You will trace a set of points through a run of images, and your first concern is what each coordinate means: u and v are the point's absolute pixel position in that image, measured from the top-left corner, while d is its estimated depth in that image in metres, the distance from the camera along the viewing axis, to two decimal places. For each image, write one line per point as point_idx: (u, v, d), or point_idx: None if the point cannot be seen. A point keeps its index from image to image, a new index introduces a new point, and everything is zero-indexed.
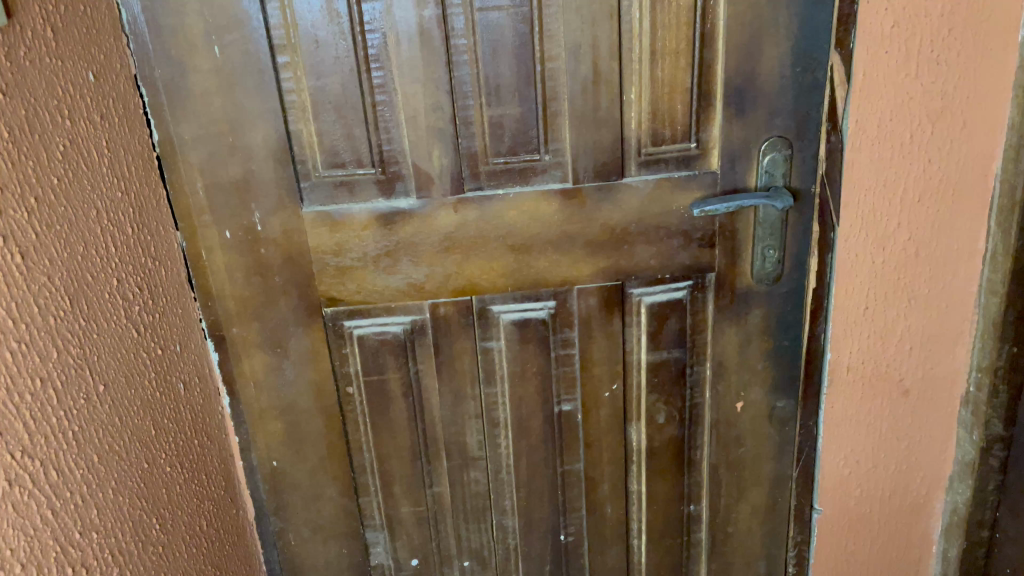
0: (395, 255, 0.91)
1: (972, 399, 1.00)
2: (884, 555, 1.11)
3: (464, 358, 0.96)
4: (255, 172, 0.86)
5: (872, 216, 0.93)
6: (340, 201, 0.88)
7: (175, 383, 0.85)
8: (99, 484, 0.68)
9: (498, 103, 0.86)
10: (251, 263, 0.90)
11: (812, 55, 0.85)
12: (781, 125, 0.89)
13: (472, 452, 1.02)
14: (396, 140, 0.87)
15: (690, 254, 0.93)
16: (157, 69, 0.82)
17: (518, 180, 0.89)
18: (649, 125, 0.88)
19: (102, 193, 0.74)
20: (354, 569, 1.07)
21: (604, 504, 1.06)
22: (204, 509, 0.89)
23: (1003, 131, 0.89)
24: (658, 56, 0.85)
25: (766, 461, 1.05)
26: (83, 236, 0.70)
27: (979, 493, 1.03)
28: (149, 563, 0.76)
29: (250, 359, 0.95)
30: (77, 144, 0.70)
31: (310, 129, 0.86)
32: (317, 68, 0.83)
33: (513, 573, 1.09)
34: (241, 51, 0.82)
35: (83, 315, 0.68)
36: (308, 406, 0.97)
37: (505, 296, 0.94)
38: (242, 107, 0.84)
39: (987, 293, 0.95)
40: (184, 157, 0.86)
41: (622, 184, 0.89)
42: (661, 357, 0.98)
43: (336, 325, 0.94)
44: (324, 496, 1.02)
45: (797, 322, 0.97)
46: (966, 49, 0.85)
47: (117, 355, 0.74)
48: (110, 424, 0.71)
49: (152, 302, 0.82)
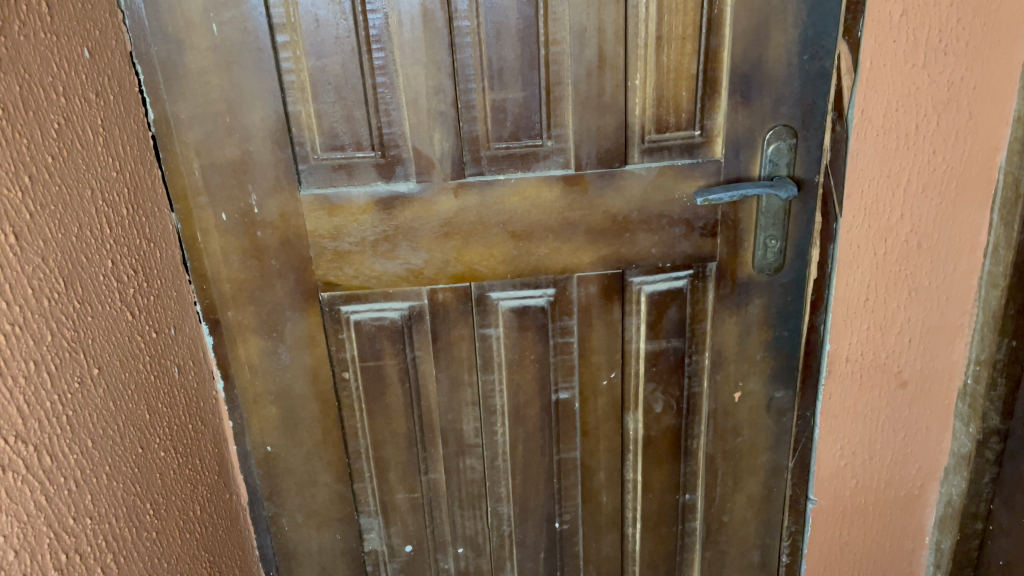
0: (393, 239, 0.89)
1: (969, 392, 1.00)
2: (876, 546, 1.12)
3: (463, 344, 0.96)
4: (253, 153, 0.85)
5: (875, 207, 0.92)
6: (339, 184, 0.87)
7: (169, 367, 0.84)
8: (93, 469, 0.68)
9: (501, 87, 0.85)
10: (248, 245, 0.89)
11: (819, 43, 0.85)
12: (786, 113, 0.88)
13: (468, 439, 1.01)
14: (396, 123, 0.85)
15: (691, 243, 0.93)
16: (153, 46, 0.80)
17: (519, 166, 0.88)
18: (653, 112, 0.87)
19: (97, 173, 0.72)
20: (346, 555, 1.06)
21: (600, 492, 1.06)
22: (198, 495, 0.88)
23: (1009, 123, 0.88)
24: (663, 41, 0.84)
25: (762, 451, 1.05)
26: (78, 216, 0.68)
27: (974, 486, 1.03)
28: (143, 549, 0.75)
29: (245, 344, 0.94)
30: (72, 121, 0.68)
31: (309, 110, 0.84)
32: (317, 47, 0.82)
33: (507, 560, 1.09)
34: (239, 29, 0.80)
35: (77, 297, 0.67)
36: (304, 392, 0.96)
37: (505, 283, 0.93)
38: (240, 86, 0.82)
39: (987, 286, 0.95)
40: (180, 137, 0.84)
41: (624, 171, 0.89)
42: (660, 346, 0.98)
43: (332, 309, 0.93)
44: (319, 482, 1.01)
45: (798, 312, 0.97)
46: (974, 40, 0.85)
47: (111, 338, 0.72)
48: (104, 408, 0.70)
49: (146, 284, 0.80)
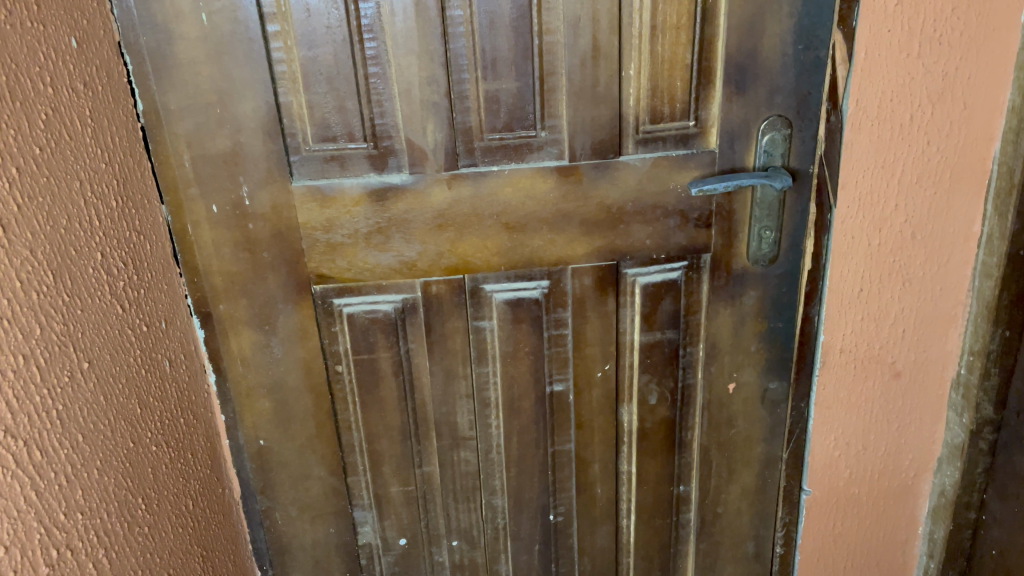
0: (386, 232, 0.89)
1: (963, 382, 1.01)
2: (870, 537, 1.12)
3: (457, 337, 0.95)
4: (244, 145, 0.84)
5: (869, 198, 0.92)
6: (331, 175, 0.86)
7: (160, 361, 0.83)
8: (84, 464, 0.67)
9: (494, 77, 0.84)
10: (239, 238, 0.88)
11: (814, 33, 0.84)
12: (781, 103, 0.87)
13: (462, 432, 1.01)
14: (389, 114, 0.85)
15: (686, 234, 0.92)
16: (142, 37, 0.79)
17: (513, 157, 0.88)
18: (648, 103, 0.87)
19: (85, 164, 0.71)
20: (340, 549, 1.06)
21: (595, 484, 1.06)
22: (190, 489, 0.88)
23: (1003, 113, 0.88)
24: (658, 31, 0.84)
25: (756, 443, 1.05)
26: (66, 209, 0.68)
27: (967, 476, 1.03)
28: (136, 544, 0.74)
29: (237, 336, 0.93)
30: (59, 112, 0.67)
31: (301, 101, 0.84)
32: (308, 37, 0.81)
33: (502, 553, 1.09)
34: (229, 19, 0.79)
35: (67, 290, 0.67)
36: (297, 385, 0.96)
37: (498, 275, 0.92)
38: (231, 77, 0.81)
39: (982, 277, 0.95)
40: (170, 128, 0.83)
41: (619, 162, 0.88)
42: (654, 338, 0.97)
43: (325, 302, 0.92)
44: (313, 476, 1.01)
45: (792, 303, 0.97)
46: (968, 31, 0.84)
47: (101, 331, 0.72)
48: (94, 403, 0.69)
49: (136, 277, 0.80)
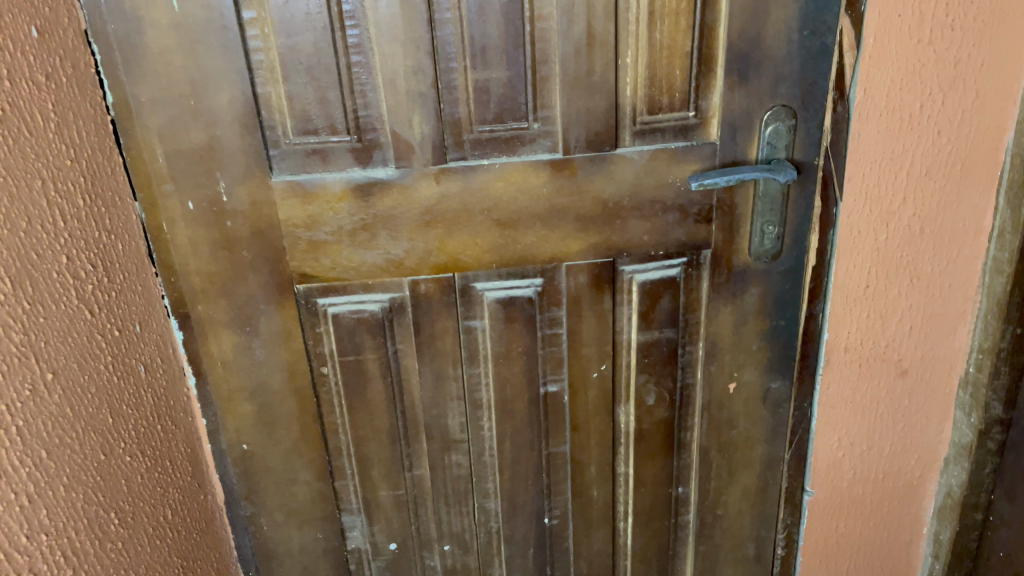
0: (372, 229, 0.84)
1: (972, 380, 0.98)
2: (874, 536, 1.10)
3: (447, 337, 0.91)
4: (220, 139, 0.79)
5: (876, 190, 0.89)
6: (313, 170, 0.82)
7: (134, 366, 0.79)
8: (48, 481, 0.63)
9: (484, 65, 0.80)
10: (217, 236, 0.84)
11: (821, 18, 0.80)
12: (785, 93, 0.84)
13: (454, 434, 0.97)
14: (373, 105, 0.80)
15: (686, 229, 0.89)
16: (109, 24, 0.74)
17: (504, 149, 0.83)
18: (645, 93, 0.83)
19: (48, 161, 0.67)
20: (329, 555, 1.02)
21: (591, 486, 1.02)
22: (169, 499, 0.84)
23: (1017, 102, 0.85)
24: (657, 16, 0.80)
25: (758, 443, 1.02)
26: (26, 210, 0.63)
27: (975, 476, 1.00)
28: (108, 562, 0.70)
29: (217, 338, 0.89)
30: (18, 106, 0.63)
31: (280, 92, 0.79)
32: (286, 25, 0.76)
33: (496, 557, 1.06)
34: (202, 5, 0.74)
35: (28, 298, 0.62)
36: (281, 389, 0.92)
37: (490, 274, 0.88)
38: (205, 66, 0.76)
39: (992, 273, 0.92)
40: (142, 121, 0.78)
41: (615, 154, 0.84)
42: (652, 337, 0.94)
43: (308, 302, 0.88)
44: (299, 481, 0.97)
45: (796, 301, 0.94)
46: (982, 15, 0.80)
47: (67, 339, 0.67)
48: (61, 415, 0.65)
49: (107, 279, 0.75)
